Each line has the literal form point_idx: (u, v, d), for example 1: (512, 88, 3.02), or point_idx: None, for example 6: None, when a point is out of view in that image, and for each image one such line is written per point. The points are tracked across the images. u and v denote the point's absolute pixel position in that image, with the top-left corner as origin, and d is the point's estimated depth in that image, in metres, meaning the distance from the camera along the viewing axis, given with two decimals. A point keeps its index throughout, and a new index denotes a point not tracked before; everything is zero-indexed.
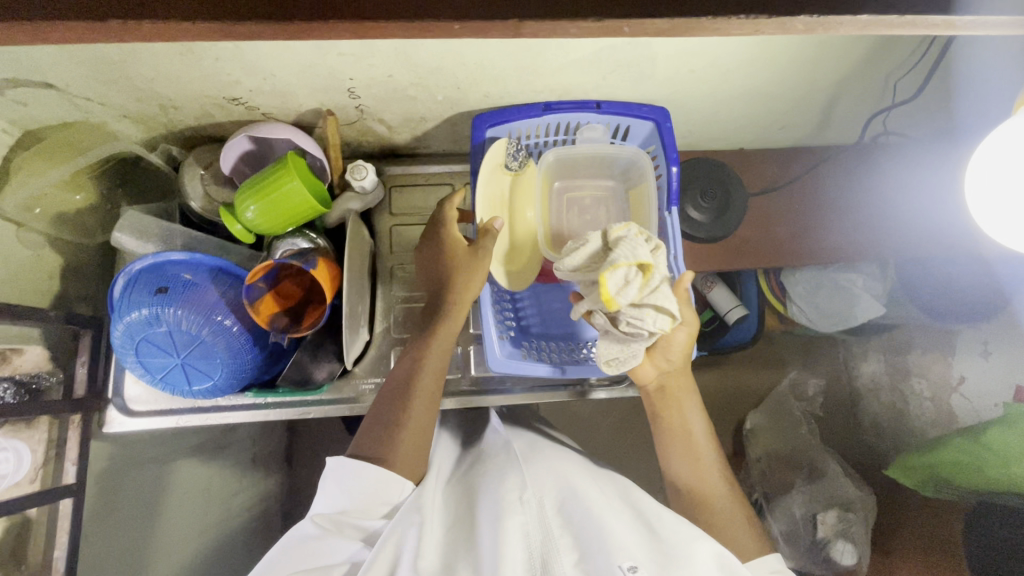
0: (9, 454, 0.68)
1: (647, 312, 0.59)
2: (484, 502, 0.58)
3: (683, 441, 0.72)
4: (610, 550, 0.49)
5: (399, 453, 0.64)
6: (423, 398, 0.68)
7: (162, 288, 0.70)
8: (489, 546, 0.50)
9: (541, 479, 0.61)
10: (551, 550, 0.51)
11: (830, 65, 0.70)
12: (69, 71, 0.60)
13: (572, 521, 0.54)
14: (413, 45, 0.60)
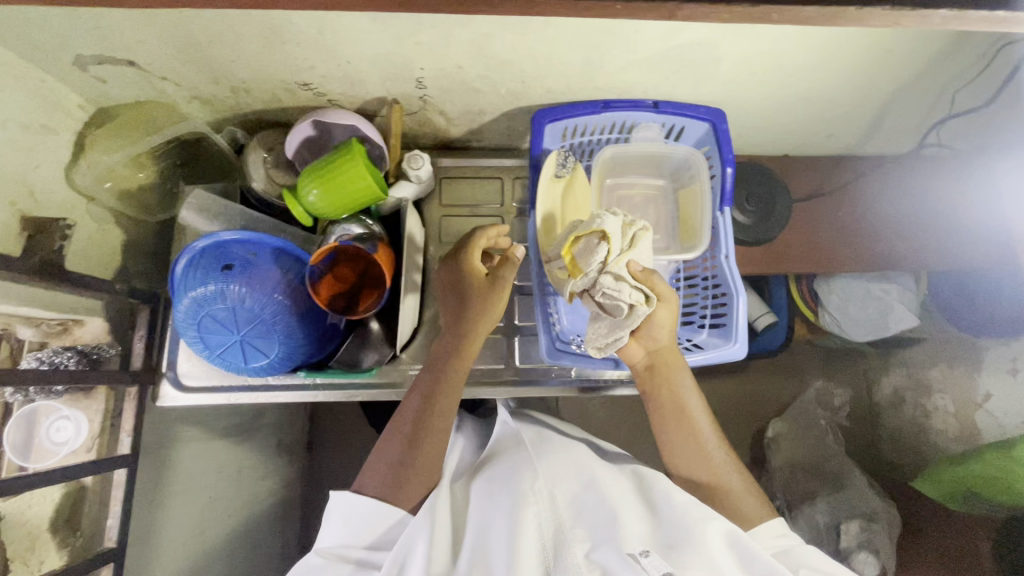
0: (69, 424, 0.70)
1: (621, 284, 0.64)
2: (494, 502, 0.61)
3: (673, 420, 0.70)
4: (621, 539, 0.53)
5: (409, 490, 0.64)
6: (434, 432, 0.67)
7: (227, 266, 0.71)
8: (506, 544, 0.55)
9: (552, 468, 0.64)
10: (564, 543, 0.55)
11: (891, 73, 0.71)
12: (153, 49, 0.62)
13: (580, 509, 0.58)
14: (489, 37, 0.61)
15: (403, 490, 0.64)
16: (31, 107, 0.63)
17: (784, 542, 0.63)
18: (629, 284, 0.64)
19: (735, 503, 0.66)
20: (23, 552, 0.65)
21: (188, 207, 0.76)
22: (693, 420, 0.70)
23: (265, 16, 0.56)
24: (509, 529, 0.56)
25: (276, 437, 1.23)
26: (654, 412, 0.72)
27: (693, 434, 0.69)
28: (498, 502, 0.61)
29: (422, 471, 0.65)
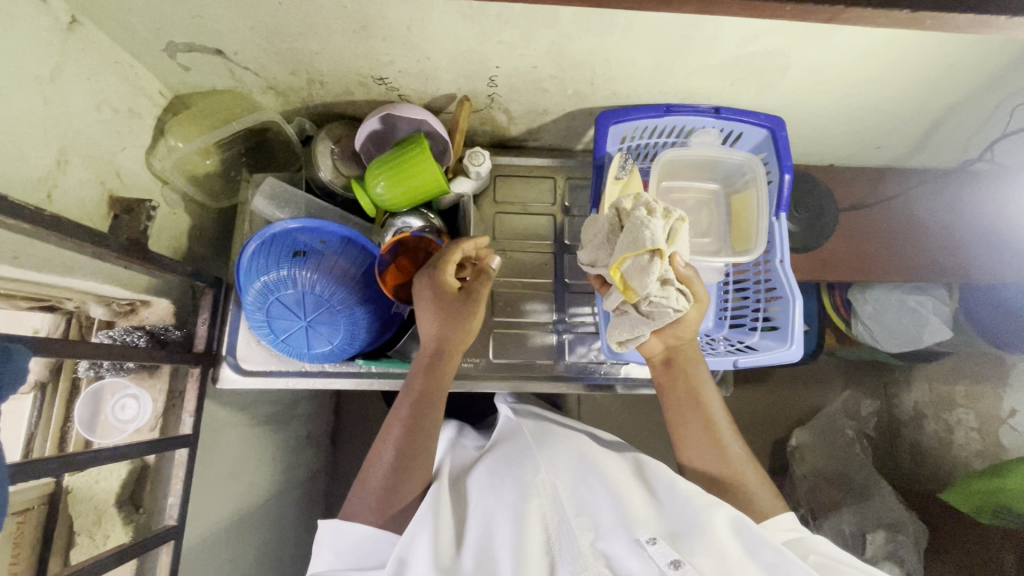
0: (130, 403, 0.74)
1: (669, 291, 0.65)
2: (492, 493, 0.61)
3: (689, 409, 0.70)
4: (629, 526, 0.53)
5: (398, 502, 0.62)
6: (424, 446, 0.65)
7: (300, 252, 0.73)
8: (510, 535, 0.55)
9: (555, 460, 0.65)
10: (567, 532, 0.55)
11: (949, 86, 0.73)
12: (243, 40, 0.64)
13: (583, 502, 0.59)
14: (569, 39, 0.63)
15: (393, 501, 0.62)
16: (122, 91, 0.65)
17: (794, 533, 0.61)
18: (676, 290, 0.65)
19: (747, 492, 0.65)
20: (91, 525, 0.69)
21: (259, 197, 0.78)
22: (713, 413, 0.70)
23: (360, 10, 0.59)
24: (512, 521, 0.56)
25: (304, 428, 1.24)
26: (670, 402, 0.72)
27: (707, 423, 0.69)
28: (499, 494, 0.61)
29: (412, 486, 0.63)
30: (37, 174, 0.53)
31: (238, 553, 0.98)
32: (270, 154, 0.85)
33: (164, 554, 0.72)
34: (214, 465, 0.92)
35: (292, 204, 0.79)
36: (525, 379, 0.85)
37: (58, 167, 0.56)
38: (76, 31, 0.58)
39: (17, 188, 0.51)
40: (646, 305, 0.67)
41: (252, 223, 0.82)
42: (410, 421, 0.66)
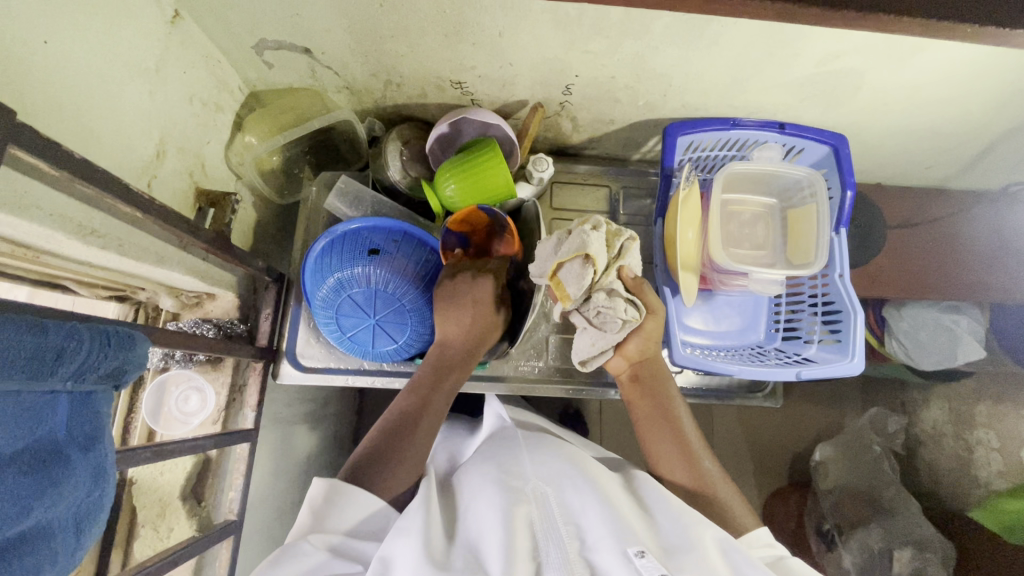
0: (193, 394, 0.74)
1: (618, 302, 0.68)
2: (474, 496, 0.57)
3: (665, 425, 0.71)
4: (622, 535, 0.50)
5: (393, 488, 0.60)
6: (424, 432, 0.66)
7: (373, 250, 0.73)
8: (495, 536, 0.50)
9: (545, 466, 0.61)
10: (553, 535, 0.52)
11: (1009, 110, 0.75)
12: (333, 40, 0.65)
13: (572, 508, 0.55)
14: (655, 51, 0.65)
15: (387, 488, 0.59)
16: (210, 85, 0.66)
17: (773, 553, 0.57)
18: (623, 300, 0.69)
19: (724, 505, 0.63)
20: (155, 517, 0.69)
21: (333, 193, 0.79)
22: (685, 428, 0.70)
23: (458, 15, 0.60)
24: (498, 522, 0.51)
25: (334, 428, 1.23)
26: (642, 418, 0.73)
27: (680, 438, 0.69)
28: (477, 494, 0.57)
29: (405, 478, 0.61)
30: (140, 164, 0.55)
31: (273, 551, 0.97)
32: (335, 152, 0.86)
33: (223, 548, 0.71)
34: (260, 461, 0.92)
35: (361, 203, 0.80)
36: (575, 384, 0.86)
37: (156, 157, 0.58)
38: (177, 25, 0.59)
39: (125, 173, 0.53)
40: (593, 316, 0.70)
41: (316, 220, 0.82)
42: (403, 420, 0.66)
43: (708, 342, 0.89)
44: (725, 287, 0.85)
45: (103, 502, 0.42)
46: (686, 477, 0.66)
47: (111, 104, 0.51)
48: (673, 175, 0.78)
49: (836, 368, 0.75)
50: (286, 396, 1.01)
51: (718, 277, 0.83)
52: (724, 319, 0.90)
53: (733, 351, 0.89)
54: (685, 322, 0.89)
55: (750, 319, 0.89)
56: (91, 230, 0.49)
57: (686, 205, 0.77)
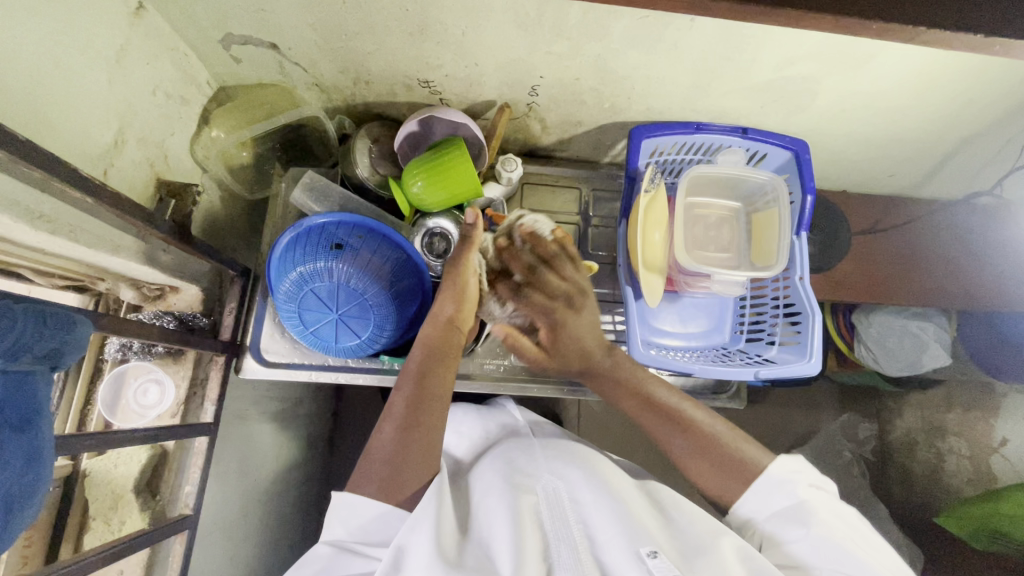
0: (152, 387, 0.73)
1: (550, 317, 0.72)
2: (485, 492, 0.60)
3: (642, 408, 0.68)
4: (633, 537, 0.53)
5: (405, 486, 0.58)
6: (429, 415, 0.63)
7: (338, 246, 0.74)
8: (503, 532, 0.53)
9: (555, 465, 0.65)
10: (564, 536, 0.55)
11: (963, 120, 0.77)
12: (300, 36, 0.66)
13: (583, 504, 0.58)
14: (616, 53, 0.66)
15: (399, 486, 0.58)
16: (175, 78, 0.67)
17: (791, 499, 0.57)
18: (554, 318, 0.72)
19: (734, 451, 0.62)
20: (107, 510, 0.68)
21: (298, 188, 0.79)
22: (664, 402, 0.67)
23: (421, 14, 0.61)
24: (506, 517, 0.54)
25: (306, 429, 1.22)
26: (626, 408, 0.70)
27: (668, 415, 0.66)
28: (488, 489, 0.60)
29: (418, 472, 0.59)
30: (96, 152, 0.55)
31: (237, 552, 0.96)
32: (307, 150, 0.86)
33: (177, 543, 0.70)
34: (225, 458, 0.91)
35: (328, 199, 0.80)
36: (541, 382, 0.86)
37: (115, 146, 0.58)
38: (141, 17, 0.60)
39: (80, 160, 0.53)
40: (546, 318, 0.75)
41: (284, 216, 0.82)
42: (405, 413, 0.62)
43: (675, 344, 0.90)
44: (690, 289, 0.86)
45: (38, 486, 0.42)
46: (694, 458, 0.63)
47: (67, 90, 0.51)
48: (637, 177, 0.80)
49: (793, 368, 0.77)
50: (253, 393, 1.00)
51: (683, 280, 0.84)
52: (691, 322, 0.91)
53: (698, 351, 0.90)
54: (655, 324, 0.90)
55: (716, 321, 0.90)
56: (39, 214, 0.49)
57: (643, 213, 0.79)
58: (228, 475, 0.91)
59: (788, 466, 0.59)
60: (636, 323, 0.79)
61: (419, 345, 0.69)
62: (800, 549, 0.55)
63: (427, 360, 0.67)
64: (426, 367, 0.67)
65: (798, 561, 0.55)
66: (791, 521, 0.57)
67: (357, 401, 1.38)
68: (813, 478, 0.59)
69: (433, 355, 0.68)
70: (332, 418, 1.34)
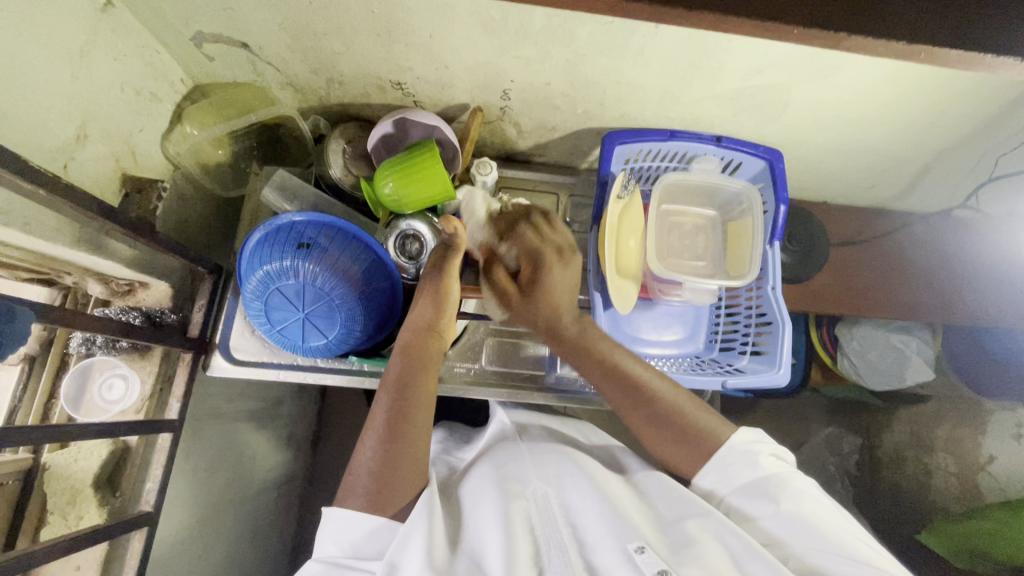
0: (117, 381, 0.73)
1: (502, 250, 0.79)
2: (477, 497, 0.60)
3: (590, 367, 0.71)
4: (622, 536, 0.54)
5: (393, 500, 0.58)
6: (416, 425, 0.62)
7: (304, 245, 0.73)
8: (495, 538, 0.54)
9: (544, 468, 0.65)
10: (554, 540, 0.56)
11: (936, 132, 0.77)
12: (269, 35, 0.66)
13: (572, 509, 0.59)
14: (583, 58, 0.66)
15: (386, 498, 0.58)
16: (145, 74, 0.68)
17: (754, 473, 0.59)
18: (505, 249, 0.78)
19: (697, 427, 0.64)
20: (65, 504, 0.68)
21: (269, 186, 0.80)
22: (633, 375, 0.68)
23: (386, 15, 0.61)
24: (498, 521, 0.56)
25: (287, 429, 1.21)
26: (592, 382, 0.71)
27: (635, 392, 0.67)
28: (479, 496, 0.60)
29: (405, 484, 0.59)
30: (55, 145, 0.56)
31: (208, 551, 0.95)
32: (284, 149, 0.86)
33: (136, 539, 0.70)
34: (196, 456, 0.90)
35: (301, 198, 0.81)
36: (512, 386, 0.85)
37: (76, 140, 0.59)
38: (109, 13, 0.61)
39: (36, 152, 0.54)
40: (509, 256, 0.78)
41: (257, 214, 0.82)
42: (387, 427, 0.61)
43: (650, 351, 0.88)
44: (665, 297, 0.85)
45: None
46: (642, 418, 0.67)
47: (24, 83, 0.52)
48: (609, 182, 0.80)
49: (763, 379, 0.76)
50: (229, 391, 1.00)
51: (658, 287, 0.84)
52: (666, 330, 0.89)
53: (673, 360, 0.89)
54: (630, 331, 0.88)
55: (692, 329, 0.89)
56: None
57: (614, 218, 0.78)
58: (198, 472, 0.91)
59: (750, 438, 0.62)
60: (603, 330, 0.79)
61: (399, 351, 0.69)
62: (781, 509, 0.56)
63: (407, 369, 0.66)
64: (411, 379, 0.66)
65: (765, 526, 0.57)
66: (763, 488, 0.58)
67: (342, 402, 1.38)
68: (774, 449, 0.62)
69: (411, 362, 0.67)
70: (312, 419, 1.34)
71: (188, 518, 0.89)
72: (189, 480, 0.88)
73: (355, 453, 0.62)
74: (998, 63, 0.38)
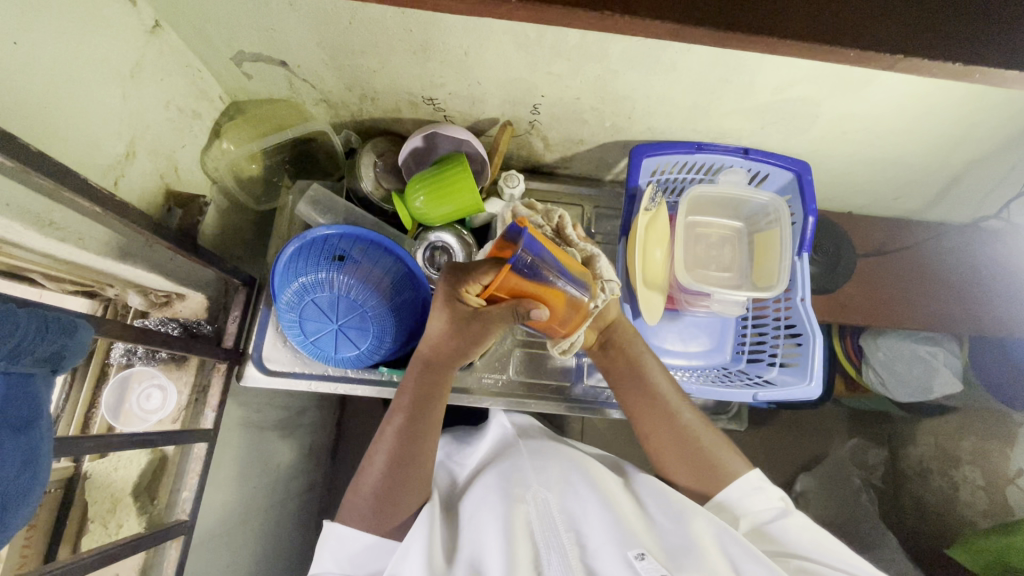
0: (154, 391, 0.75)
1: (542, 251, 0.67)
2: (477, 506, 0.61)
3: (630, 383, 0.70)
4: (622, 541, 0.54)
5: (391, 519, 0.62)
6: (423, 450, 0.65)
7: (339, 257, 0.74)
8: (496, 545, 0.54)
9: (546, 473, 0.65)
10: (555, 544, 0.56)
11: (966, 144, 0.77)
12: (308, 54, 0.68)
13: (573, 514, 0.59)
14: (615, 74, 0.67)
15: (385, 519, 0.61)
16: (188, 93, 0.70)
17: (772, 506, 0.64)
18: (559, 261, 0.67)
19: (715, 460, 0.66)
20: (105, 512, 0.70)
21: (303, 200, 0.82)
22: (665, 399, 0.68)
23: (423, 34, 0.63)
24: (498, 529, 0.56)
25: (310, 438, 1.22)
26: (617, 390, 0.71)
27: (665, 416, 0.68)
28: (481, 504, 0.60)
29: (405, 504, 0.62)
30: (107, 163, 0.58)
31: (234, 559, 0.95)
32: (315, 161, 0.87)
33: (172, 548, 0.71)
34: (225, 465, 0.91)
35: (332, 211, 0.83)
36: (539, 397, 0.86)
37: (125, 158, 0.61)
38: (157, 35, 0.63)
39: (89, 170, 0.56)
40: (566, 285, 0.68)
41: (290, 227, 0.84)
42: (397, 450, 0.64)
43: (676, 362, 0.89)
44: (691, 308, 0.85)
45: (34, 486, 0.43)
46: (666, 440, 0.67)
47: (77, 103, 0.53)
48: (637, 195, 0.80)
49: (794, 391, 0.76)
50: (256, 400, 1.01)
51: (684, 298, 0.84)
52: (692, 341, 0.89)
53: (699, 371, 0.89)
54: (656, 343, 0.88)
55: (718, 340, 0.89)
56: (49, 222, 0.52)
57: (643, 230, 0.78)
58: (226, 481, 0.92)
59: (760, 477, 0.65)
60: None
61: (412, 374, 0.68)
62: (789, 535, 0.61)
63: (420, 392, 0.67)
64: (423, 403, 0.66)
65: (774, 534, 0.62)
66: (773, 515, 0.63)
67: (363, 410, 1.39)
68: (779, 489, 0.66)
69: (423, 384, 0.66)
70: (332, 428, 1.34)
71: (215, 526, 0.90)
72: (217, 489, 0.89)
73: (361, 468, 0.65)
74: None
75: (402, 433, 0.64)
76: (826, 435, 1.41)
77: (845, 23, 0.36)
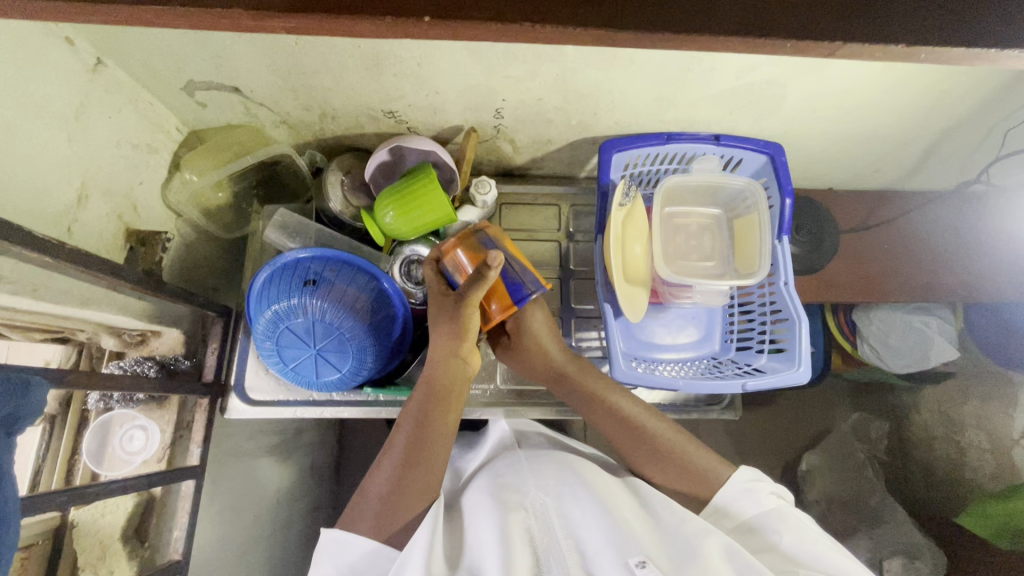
0: (139, 433, 0.73)
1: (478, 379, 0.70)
2: (474, 510, 0.58)
3: (592, 407, 0.73)
4: (622, 547, 0.51)
5: (395, 523, 0.58)
6: (430, 452, 0.63)
7: (311, 280, 0.73)
8: (494, 553, 0.51)
9: (543, 478, 0.63)
10: (554, 551, 0.53)
11: (938, 112, 0.76)
12: (258, 78, 0.66)
13: (572, 518, 0.56)
14: (574, 72, 0.66)
15: (393, 518, 0.58)
16: (141, 127, 0.69)
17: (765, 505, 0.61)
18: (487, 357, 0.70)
19: (698, 470, 0.66)
20: (96, 560, 0.69)
21: (272, 226, 0.81)
22: (631, 419, 0.70)
23: (373, 49, 0.61)
24: (495, 535, 0.53)
25: (310, 458, 1.21)
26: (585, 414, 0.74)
27: (637, 433, 0.70)
28: (478, 507, 0.58)
29: (412, 507, 0.59)
30: (58, 210, 0.57)
31: None
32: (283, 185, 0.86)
33: None
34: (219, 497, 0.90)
35: (302, 233, 0.81)
36: (528, 403, 0.85)
37: (78, 203, 0.60)
38: (100, 72, 0.62)
39: (39, 218, 0.55)
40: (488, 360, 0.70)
41: (262, 253, 0.83)
42: (407, 453, 0.62)
43: (666, 356, 0.87)
44: (675, 300, 0.84)
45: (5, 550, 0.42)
46: (643, 454, 0.69)
47: (20, 153, 0.52)
48: (609, 190, 0.79)
49: (784, 377, 0.75)
50: (248, 428, 1.00)
51: (667, 290, 0.82)
52: (680, 332, 0.88)
53: (689, 362, 0.88)
54: (643, 338, 0.87)
55: (706, 330, 0.88)
56: None
57: (616, 224, 0.76)
58: (224, 511, 0.91)
59: (750, 477, 0.63)
60: (618, 337, 0.77)
61: (423, 381, 0.69)
62: (782, 540, 0.57)
63: (426, 402, 0.66)
64: (430, 411, 0.66)
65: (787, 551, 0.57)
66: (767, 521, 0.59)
67: (362, 424, 1.38)
68: (773, 487, 0.63)
69: (430, 385, 0.68)
70: (333, 446, 1.33)
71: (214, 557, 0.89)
72: (214, 520, 0.89)
73: (364, 484, 0.62)
74: (1001, 57, 0.36)
75: (410, 438, 0.63)
76: (828, 412, 1.40)
77: (772, 19, 0.36)
